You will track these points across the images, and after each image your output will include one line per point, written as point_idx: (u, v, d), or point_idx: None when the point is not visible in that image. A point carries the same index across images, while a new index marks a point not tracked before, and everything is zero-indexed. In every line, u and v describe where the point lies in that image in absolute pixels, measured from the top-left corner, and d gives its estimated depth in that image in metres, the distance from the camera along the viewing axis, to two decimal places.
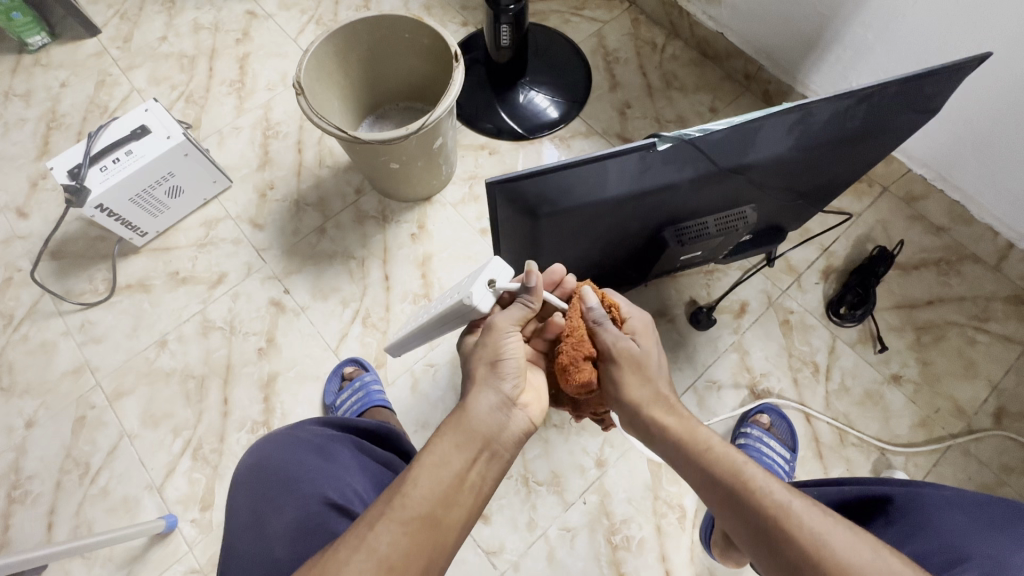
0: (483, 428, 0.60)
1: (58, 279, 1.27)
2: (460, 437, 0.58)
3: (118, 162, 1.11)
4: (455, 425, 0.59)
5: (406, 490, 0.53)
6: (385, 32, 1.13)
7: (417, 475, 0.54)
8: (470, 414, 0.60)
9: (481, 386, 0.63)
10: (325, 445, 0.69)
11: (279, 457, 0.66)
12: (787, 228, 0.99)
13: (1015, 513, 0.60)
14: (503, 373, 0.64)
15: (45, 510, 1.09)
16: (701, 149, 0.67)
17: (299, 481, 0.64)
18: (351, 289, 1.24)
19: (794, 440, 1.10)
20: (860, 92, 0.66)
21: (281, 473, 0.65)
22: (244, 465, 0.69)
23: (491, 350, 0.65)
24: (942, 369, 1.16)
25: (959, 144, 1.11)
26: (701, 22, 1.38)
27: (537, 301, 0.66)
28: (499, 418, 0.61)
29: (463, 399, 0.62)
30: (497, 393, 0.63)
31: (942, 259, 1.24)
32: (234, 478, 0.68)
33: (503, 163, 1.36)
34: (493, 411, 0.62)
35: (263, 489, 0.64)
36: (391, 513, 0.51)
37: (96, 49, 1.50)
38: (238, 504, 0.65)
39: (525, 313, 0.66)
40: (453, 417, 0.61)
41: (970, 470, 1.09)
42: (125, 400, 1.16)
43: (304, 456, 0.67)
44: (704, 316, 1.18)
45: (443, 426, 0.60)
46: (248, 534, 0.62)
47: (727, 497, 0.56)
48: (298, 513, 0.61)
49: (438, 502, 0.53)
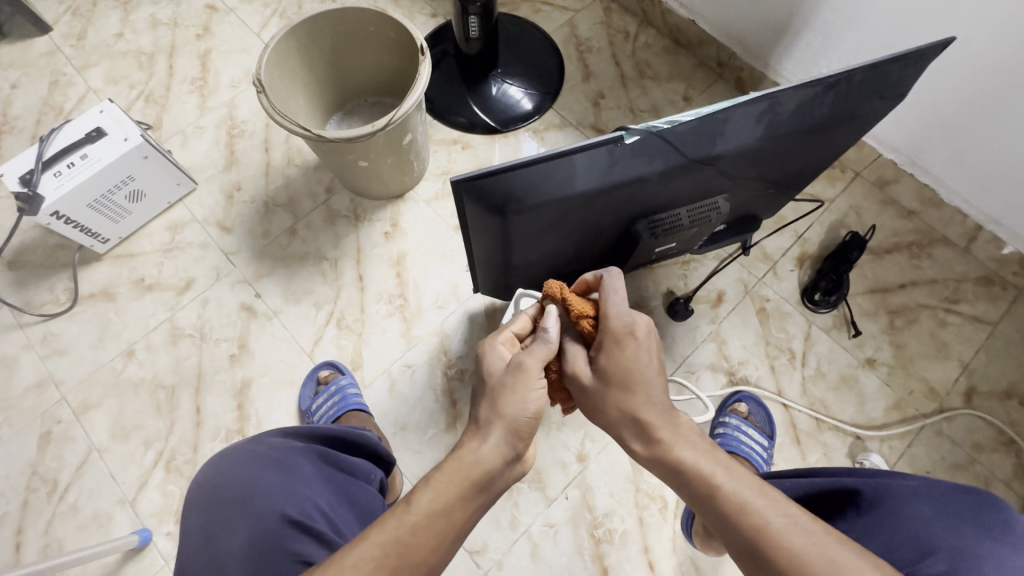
0: (490, 482, 0.57)
1: (16, 290, 1.22)
2: (467, 490, 0.56)
3: (73, 167, 1.06)
4: (464, 471, 0.56)
5: (402, 537, 0.52)
6: (348, 25, 1.10)
7: (417, 526, 0.52)
8: (481, 464, 0.57)
9: (499, 437, 0.59)
10: (282, 458, 0.68)
11: (231, 475, 0.65)
12: (760, 216, 0.98)
13: (989, 503, 0.58)
14: (522, 429, 0.60)
15: (12, 530, 1.05)
16: (670, 142, 0.66)
17: (253, 496, 0.62)
18: (324, 292, 1.21)
19: (772, 428, 1.10)
20: (825, 80, 0.66)
21: (233, 490, 0.63)
22: (198, 485, 0.67)
23: (520, 399, 0.61)
24: (914, 352, 1.18)
25: (928, 130, 1.12)
26: (673, 10, 1.36)
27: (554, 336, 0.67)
28: (506, 471, 0.59)
29: (477, 446, 0.58)
30: (508, 449, 0.59)
31: (913, 242, 1.25)
32: (188, 499, 0.67)
33: (477, 158, 1.34)
34: (503, 462, 0.59)
35: (215, 508, 0.62)
36: (385, 559, 0.50)
37: (49, 48, 1.44)
38: (191, 524, 0.63)
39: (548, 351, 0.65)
40: (464, 463, 0.57)
41: (942, 449, 1.11)
42: (92, 413, 1.13)
43: (261, 470, 0.65)
44: (681, 307, 1.18)
45: (453, 473, 0.56)
46: (202, 555, 0.60)
47: (710, 515, 0.54)
48: (252, 529, 0.60)
49: (433, 551, 0.53)
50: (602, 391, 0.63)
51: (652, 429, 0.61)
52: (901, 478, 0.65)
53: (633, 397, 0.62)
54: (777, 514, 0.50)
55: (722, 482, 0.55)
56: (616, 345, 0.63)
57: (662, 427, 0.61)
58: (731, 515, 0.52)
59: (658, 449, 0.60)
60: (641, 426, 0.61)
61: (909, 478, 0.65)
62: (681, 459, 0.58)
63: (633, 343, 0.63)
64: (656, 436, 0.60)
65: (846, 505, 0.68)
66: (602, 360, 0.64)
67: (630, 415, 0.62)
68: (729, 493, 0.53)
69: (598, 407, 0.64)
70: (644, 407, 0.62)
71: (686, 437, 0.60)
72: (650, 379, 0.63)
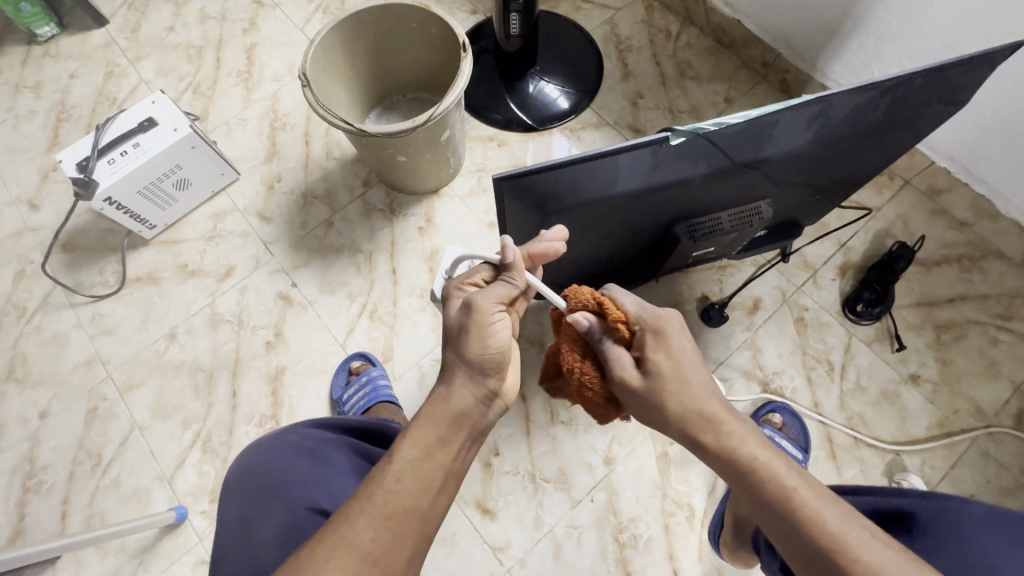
0: (467, 420, 0.61)
1: (69, 272, 1.27)
2: (444, 429, 0.59)
3: (126, 154, 1.10)
4: (435, 413, 0.60)
5: (388, 484, 0.53)
6: (391, 21, 1.11)
7: (401, 470, 0.54)
8: (453, 403, 0.61)
9: (465, 377, 0.63)
10: (317, 449, 0.69)
11: (268, 462, 0.66)
12: (803, 222, 0.95)
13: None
14: (486, 367, 0.64)
15: (59, 500, 1.10)
16: (715, 144, 0.64)
17: (288, 485, 0.63)
18: (358, 284, 1.23)
19: (806, 441, 1.08)
20: (884, 84, 0.62)
21: (271, 478, 0.64)
22: (234, 473, 0.68)
23: (478, 332, 0.64)
24: (961, 369, 1.13)
25: (987, 137, 1.06)
26: (717, 9, 1.33)
27: (519, 278, 0.72)
28: (482, 409, 0.63)
29: (446, 387, 0.62)
30: (479, 387, 0.63)
31: (965, 255, 1.20)
32: (226, 485, 0.68)
33: (512, 156, 1.34)
34: (476, 402, 0.62)
35: (250, 496, 0.63)
36: (372, 508, 0.51)
37: (105, 40, 1.50)
38: (227, 510, 0.64)
39: (511, 290, 0.70)
40: (432, 407, 0.61)
41: (989, 472, 1.06)
42: (136, 392, 1.17)
43: (297, 460, 0.67)
44: (717, 312, 1.15)
45: (423, 413, 0.60)
46: (237, 541, 0.61)
47: (782, 526, 0.51)
48: (285, 518, 0.60)
49: (424, 495, 0.54)
50: (658, 389, 0.61)
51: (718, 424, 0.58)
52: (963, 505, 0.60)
53: (691, 392, 0.60)
54: (830, 505, 0.50)
55: (795, 488, 0.51)
56: (657, 344, 0.63)
57: (727, 419, 0.58)
58: (784, 502, 0.51)
59: (723, 450, 0.57)
60: (704, 421, 0.59)
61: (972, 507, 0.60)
62: (754, 457, 0.55)
63: (671, 333, 0.64)
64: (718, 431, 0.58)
65: (896, 530, 0.64)
66: (647, 359, 0.63)
67: (692, 409, 0.60)
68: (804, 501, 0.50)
69: (654, 407, 0.62)
70: (707, 402, 0.60)
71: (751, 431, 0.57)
72: (702, 373, 0.62)
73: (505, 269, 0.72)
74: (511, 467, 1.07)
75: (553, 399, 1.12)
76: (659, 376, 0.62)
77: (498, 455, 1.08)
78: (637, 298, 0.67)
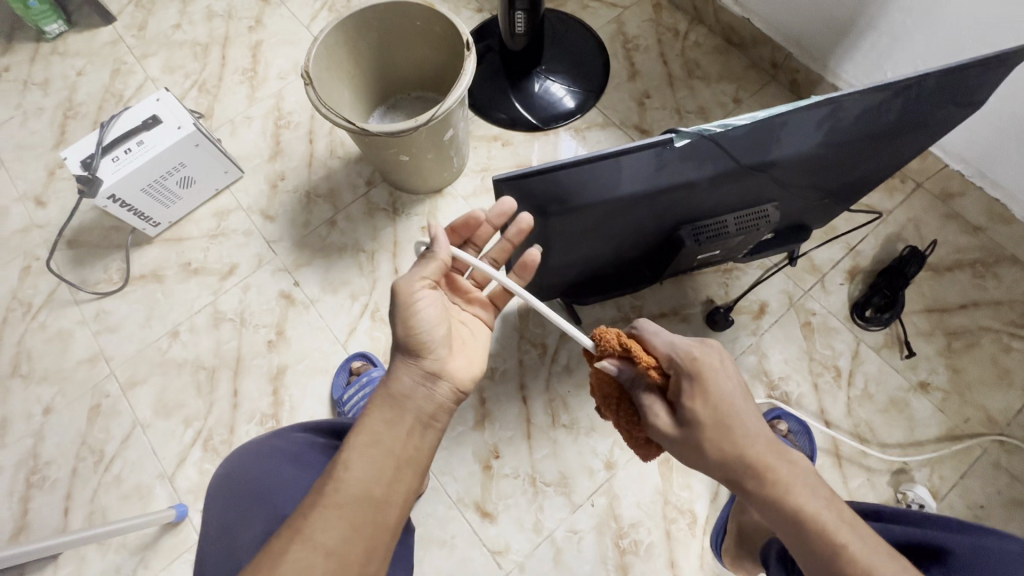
0: (410, 402, 0.63)
1: (74, 268, 1.28)
2: (389, 414, 0.62)
3: (130, 152, 1.10)
4: (381, 400, 0.63)
5: (339, 474, 0.56)
6: (396, 20, 1.10)
7: (350, 458, 0.57)
8: (395, 386, 0.64)
9: (402, 363, 0.66)
10: (302, 455, 0.69)
11: (253, 467, 0.66)
12: (811, 226, 0.93)
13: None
14: (418, 348, 0.66)
15: (61, 496, 1.11)
16: (721, 146, 0.63)
17: (272, 491, 0.63)
18: (360, 283, 1.23)
19: (812, 448, 1.05)
20: (895, 84, 0.61)
21: (253, 484, 0.64)
22: (219, 477, 0.68)
23: (404, 315, 0.66)
24: (973, 377, 1.10)
25: (1003, 139, 1.03)
26: (726, 8, 1.31)
27: (442, 250, 0.70)
28: (424, 390, 0.65)
29: (388, 375, 0.66)
30: (418, 369, 0.66)
31: (977, 260, 1.17)
32: (209, 490, 0.67)
33: (517, 156, 1.33)
34: (419, 384, 0.65)
35: (233, 502, 0.63)
36: (326, 500, 0.54)
37: (112, 38, 1.50)
38: (208, 516, 0.64)
39: (433, 266, 0.69)
40: (378, 396, 0.64)
41: (1000, 483, 1.04)
42: (138, 389, 1.18)
43: (282, 465, 0.66)
44: (722, 317, 1.13)
45: (373, 402, 0.63)
46: (218, 545, 0.61)
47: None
48: (267, 524, 0.60)
49: (375, 482, 0.57)
50: (695, 441, 0.56)
51: (765, 472, 0.55)
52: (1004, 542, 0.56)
53: (734, 441, 0.56)
54: (882, 561, 0.49)
55: (846, 542, 0.51)
56: (693, 388, 0.57)
57: (775, 466, 0.55)
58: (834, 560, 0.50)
59: (770, 499, 0.54)
60: (749, 470, 0.55)
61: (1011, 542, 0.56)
62: (802, 509, 0.53)
63: (708, 374, 0.58)
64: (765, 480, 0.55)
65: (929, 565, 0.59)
66: (684, 406, 0.57)
67: (733, 458, 0.55)
68: (853, 555, 0.50)
69: (693, 456, 0.57)
70: (749, 447, 0.56)
71: (799, 474, 0.55)
72: (744, 413, 0.57)
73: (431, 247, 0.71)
74: (511, 470, 1.06)
75: (555, 402, 1.11)
76: (698, 424, 0.56)
77: (498, 458, 1.08)
78: (669, 336, 0.61)
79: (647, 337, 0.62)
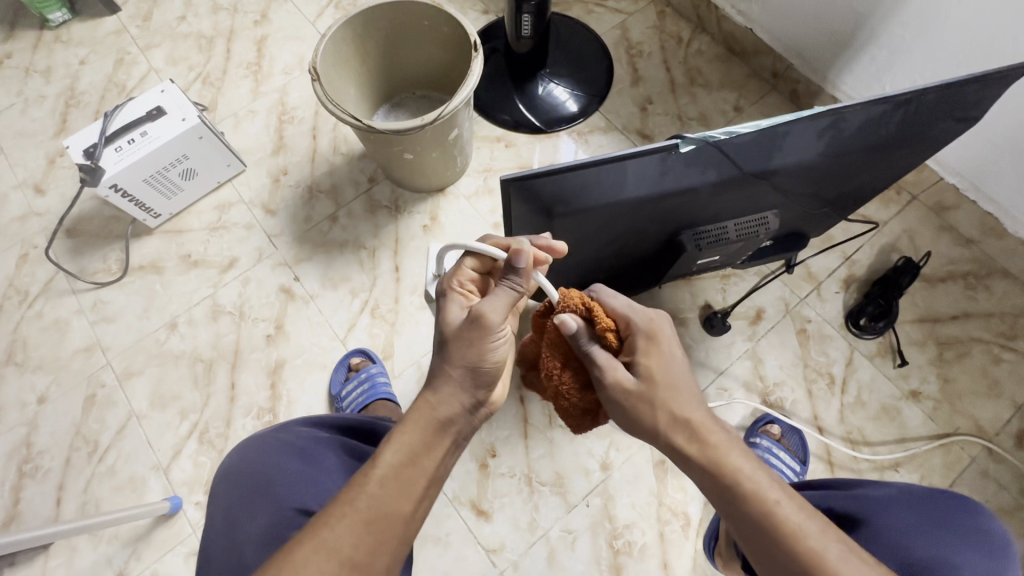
0: (452, 427, 0.62)
1: (72, 258, 1.27)
2: (431, 434, 0.60)
3: (134, 142, 1.10)
4: (422, 417, 0.61)
5: (371, 490, 0.55)
6: (402, 19, 1.11)
7: (384, 476, 0.56)
8: (439, 411, 0.61)
9: (456, 389, 0.62)
10: (307, 448, 0.69)
11: (257, 461, 0.66)
12: (809, 234, 0.94)
13: (962, 508, 0.60)
14: (480, 379, 0.64)
15: (54, 485, 1.10)
16: (724, 152, 0.64)
17: (276, 484, 0.63)
18: (361, 280, 1.23)
19: (805, 453, 1.08)
20: (895, 98, 0.62)
21: (259, 478, 0.64)
22: (224, 470, 0.69)
23: (479, 348, 0.63)
24: (963, 388, 1.12)
25: (997, 154, 1.06)
26: (729, 17, 1.33)
27: (526, 284, 0.67)
28: (468, 419, 0.63)
29: (432, 392, 0.62)
30: (470, 398, 0.63)
31: (969, 272, 1.19)
32: (215, 481, 0.68)
33: (519, 157, 1.34)
34: (462, 411, 0.63)
35: (240, 494, 0.63)
36: (353, 512, 0.53)
37: (116, 27, 1.50)
38: (216, 506, 0.65)
39: (515, 298, 0.66)
40: (422, 412, 0.61)
41: (987, 491, 1.06)
42: (135, 380, 1.17)
43: (284, 458, 0.66)
44: (719, 321, 1.14)
45: (407, 416, 0.61)
46: (224, 537, 0.62)
47: (763, 542, 0.52)
48: (270, 518, 0.60)
49: (406, 502, 0.56)
50: (648, 396, 0.61)
51: (703, 434, 0.59)
52: (880, 487, 0.68)
53: (680, 401, 0.61)
54: (807, 514, 0.52)
55: (776, 499, 0.53)
56: (648, 349, 0.63)
57: (714, 430, 0.59)
58: (765, 517, 0.52)
59: (710, 455, 0.57)
60: (689, 429, 0.60)
61: (888, 488, 0.67)
62: (739, 468, 0.56)
63: (663, 341, 0.63)
64: (707, 441, 0.58)
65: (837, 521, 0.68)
66: (640, 365, 0.63)
67: (681, 419, 0.60)
68: (784, 514, 0.52)
69: (642, 414, 0.61)
70: (693, 410, 0.61)
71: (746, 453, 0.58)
72: (691, 381, 0.63)
73: (512, 271, 0.66)
74: (507, 469, 1.07)
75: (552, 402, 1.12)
76: (652, 381, 0.62)
77: (495, 456, 1.08)
78: (625, 300, 0.66)
79: (607, 300, 0.67)
